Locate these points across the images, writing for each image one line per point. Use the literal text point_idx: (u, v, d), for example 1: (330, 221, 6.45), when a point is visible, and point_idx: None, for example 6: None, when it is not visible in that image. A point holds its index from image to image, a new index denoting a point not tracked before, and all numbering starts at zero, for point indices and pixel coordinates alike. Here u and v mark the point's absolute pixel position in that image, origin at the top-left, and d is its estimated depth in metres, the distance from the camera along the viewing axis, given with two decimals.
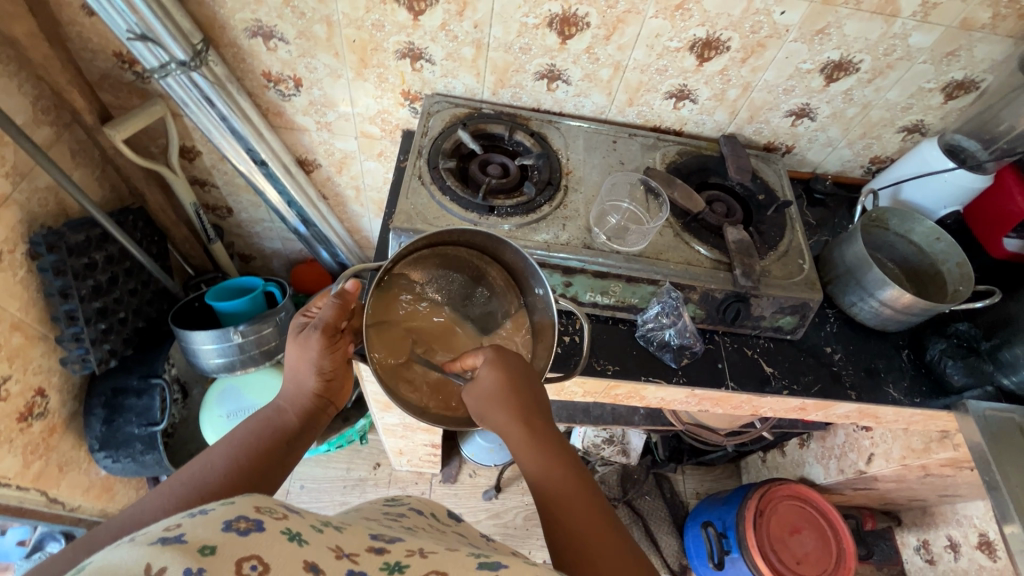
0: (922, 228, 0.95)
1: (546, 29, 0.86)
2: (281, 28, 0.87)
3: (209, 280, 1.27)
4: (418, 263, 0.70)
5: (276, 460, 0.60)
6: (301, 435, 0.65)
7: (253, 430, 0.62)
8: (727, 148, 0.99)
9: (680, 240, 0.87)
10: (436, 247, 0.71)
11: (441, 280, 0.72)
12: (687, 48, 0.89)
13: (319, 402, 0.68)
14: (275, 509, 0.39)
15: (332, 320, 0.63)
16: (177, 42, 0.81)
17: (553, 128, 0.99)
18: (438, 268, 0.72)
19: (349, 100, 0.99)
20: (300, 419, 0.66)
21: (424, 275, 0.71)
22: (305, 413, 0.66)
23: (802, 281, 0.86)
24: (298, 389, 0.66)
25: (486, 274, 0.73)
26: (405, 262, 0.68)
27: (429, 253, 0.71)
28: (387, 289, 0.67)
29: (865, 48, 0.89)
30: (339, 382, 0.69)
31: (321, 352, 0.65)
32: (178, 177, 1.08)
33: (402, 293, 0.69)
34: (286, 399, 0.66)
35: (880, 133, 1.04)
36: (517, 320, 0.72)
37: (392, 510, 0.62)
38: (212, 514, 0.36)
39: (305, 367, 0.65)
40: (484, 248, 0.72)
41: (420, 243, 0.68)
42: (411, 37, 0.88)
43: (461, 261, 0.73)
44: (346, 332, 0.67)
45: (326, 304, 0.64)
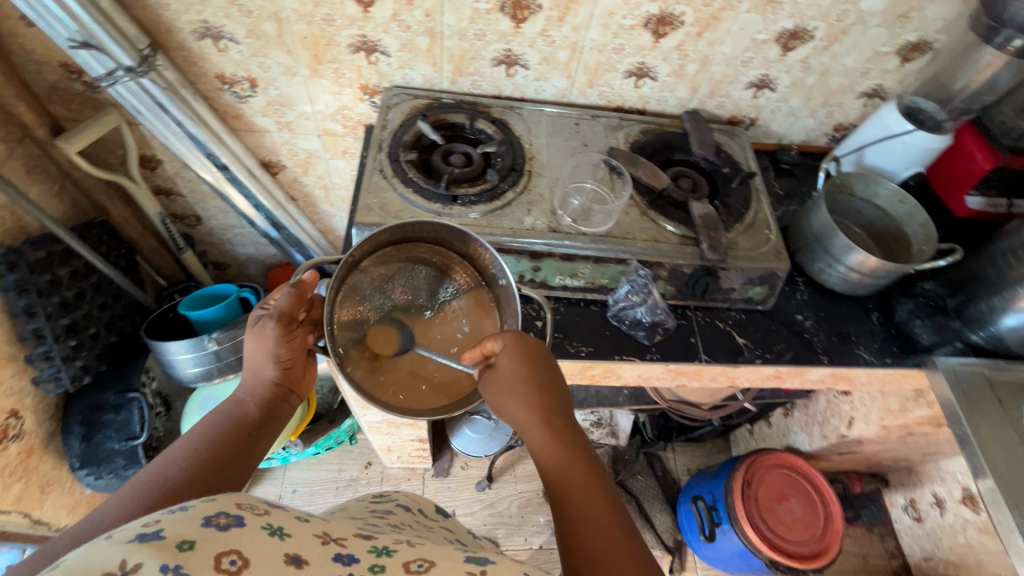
0: (886, 191, 0.97)
1: (499, 13, 0.86)
2: (229, 28, 0.85)
3: (183, 289, 1.26)
4: (380, 259, 0.70)
5: (239, 449, 0.61)
6: (264, 423, 0.65)
7: (213, 424, 0.62)
8: (691, 124, 1.00)
9: (646, 218, 0.88)
10: (399, 244, 0.71)
11: (404, 278, 0.72)
12: (642, 25, 0.89)
13: (278, 391, 0.68)
14: (257, 504, 0.39)
15: (288, 309, 0.64)
16: (123, 48, 0.80)
17: (515, 114, 0.98)
18: (402, 265, 0.72)
19: (307, 98, 0.98)
20: (259, 408, 0.66)
21: (389, 273, 0.71)
22: (265, 400, 0.66)
23: (770, 251, 0.87)
24: (257, 378, 0.66)
25: (451, 269, 0.75)
26: (369, 259, 0.69)
27: (394, 251, 0.71)
28: (352, 286, 0.67)
29: (819, 14, 0.89)
30: (299, 370, 0.69)
31: (276, 341, 0.64)
32: (141, 188, 1.07)
33: (364, 288, 0.68)
34: (244, 390, 0.66)
35: (841, 100, 1.05)
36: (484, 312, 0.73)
37: (378, 506, 0.64)
38: (192, 510, 0.36)
39: (263, 357, 0.65)
40: (447, 244, 0.74)
41: (383, 238, 0.68)
42: (363, 30, 0.87)
43: (424, 257, 0.74)
44: (305, 323, 0.68)
45: (282, 295, 0.65)
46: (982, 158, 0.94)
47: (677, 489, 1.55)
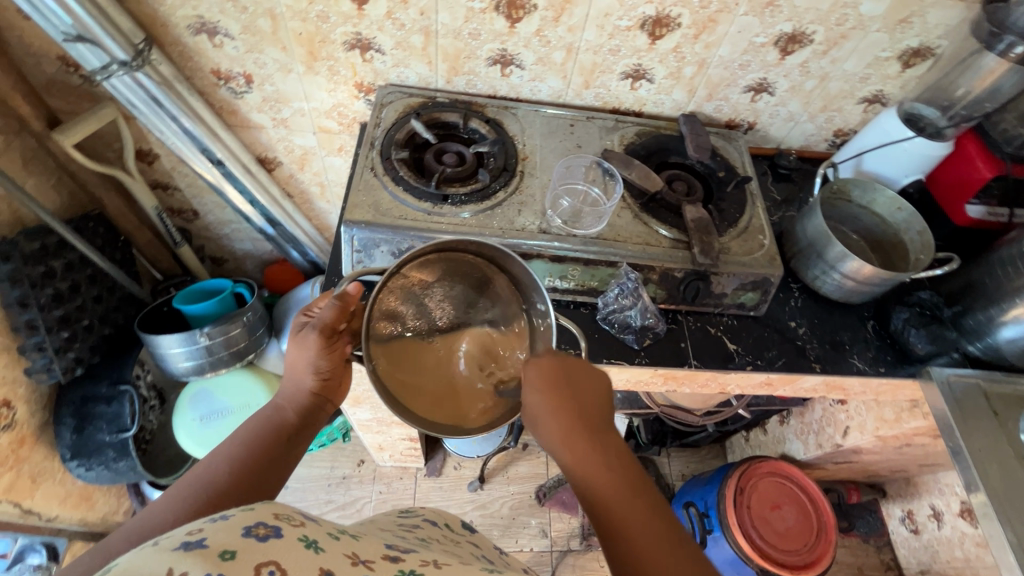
0: (883, 198, 0.95)
1: (493, 13, 0.85)
2: (224, 24, 0.85)
3: (178, 284, 1.26)
4: (423, 265, 0.65)
5: (278, 456, 0.62)
6: (302, 430, 0.66)
7: (255, 429, 0.63)
8: (687, 127, 0.99)
9: (638, 221, 0.87)
10: (444, 250, 0.66)
11: (445, 287, 0.67)
12: (638, 27, 0.88)
13: (316, 400, 0.67)
14: (292, 517, 0.40)
15: (331, 321, 0.62)
16: (118, 42, 0.80)
17: (511, 114, 0.98)
18: (445, 273, 0.67)
19: (303, 94, 0.98)
20: (298, 415, 0.66)
21: (430, 280, 0.66)
22: (302, 409, 0.66)
23: (762, 257, 0.86)
24: (296, 388, 0.66)
25: (493, 282, 0.69)
26: (412, 264, 0.64)
27: (438, 258, 0.67)
28: (391, 293, 0.63)
29: (817, 18, 0.88)
30: (337, 381, 0.68)
31: (319, 352, 0.64)
32: (138, 182, 1.07)
33: (403, 295, 0.64)
34: (284, 397, 0.66)
35: (841, 105, 1.04)
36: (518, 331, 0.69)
37: (406, 522, 0.62)
38: (231, 520, 0.36)
39: (303, 366, 0.65)
40: (492, 256, 0.68)
41: (429, 246, 0.64)
42: (357, 28, 0.87)
43: (467, 267, 0.69)
44: (345, 332, 0.66)
45: (325, 304, 0.62)
46: (983, 167, 0.92)
47: (671, 494, 1.54)
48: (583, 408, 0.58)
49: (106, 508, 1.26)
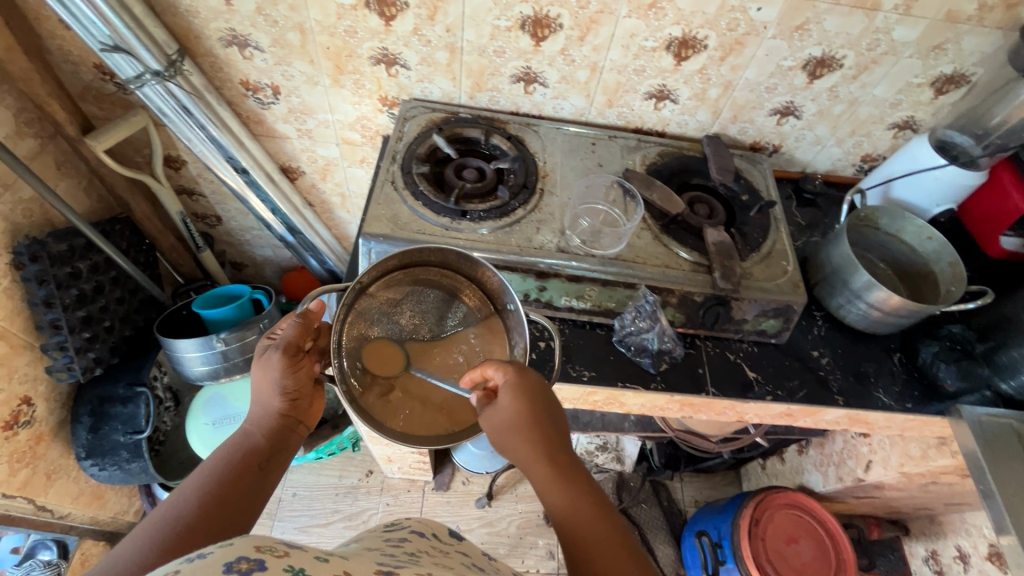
0: (912, 227, 0.93)
1: (519, 31, 0.86)
2: (255, 37, 0.87)
3: (199, 288, 1.28)
4: (388, 283, 0.71)
5: (251, 484, 0.60)
6: (274, 455, 0.65)
7: (221, 459, 0.62)
8: (710, 148, 0.97)
9: (659, 243, 0.86)
10: (408, 268, 0.72)
11: (414, 301, 0.72)
12: (664, 48, 0.88)
13: (285, 422, 0.67)
14: (275, 547, 0.38)
15: (294, 338, 0.65)
16: (152, 52, 0.82)
17: (532, 131, 0.98)
18: (411, 289, 0.72)
19: (328, 106, 0.99)
20: (267, 439, 0.65)
21: (397, 296, 0.71)
22: (272, 432, 0.65)
23: (785, 284, 0.84)
24: (264, 410, 0.66)
25: (461, 291, 0.74)
26: (376, 283, 0.69)
27: (403, 275, 0.72)
28: (358, 311, 0.67)
29: (848, 43, 0.86)
30: (306, 402, 0.68)
31: (283, 372, 0.64)
32: (163, 187, 1.09)
33: (371, 313, 0.69)
34: (251, 422, 0.65)
35: (870, 130, 1.02)
36: (490, 339, 0.73)
37: (392, 536, 0.57)
38: (210, 558, 0.35)
39: (269, 388, 0.65)
40: (455, 267, 0.74)
41: (392, 262, 0.69)
42: (384, 43, 0.88)
43: (433, 280, 0.74)
44: (312, 352, 0.68)
45: (289, 323, 0.66)
46: (1018, 197, 0.88)
47: (683, 521, 1.50)
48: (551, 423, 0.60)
49: (117, 507, 1.27)
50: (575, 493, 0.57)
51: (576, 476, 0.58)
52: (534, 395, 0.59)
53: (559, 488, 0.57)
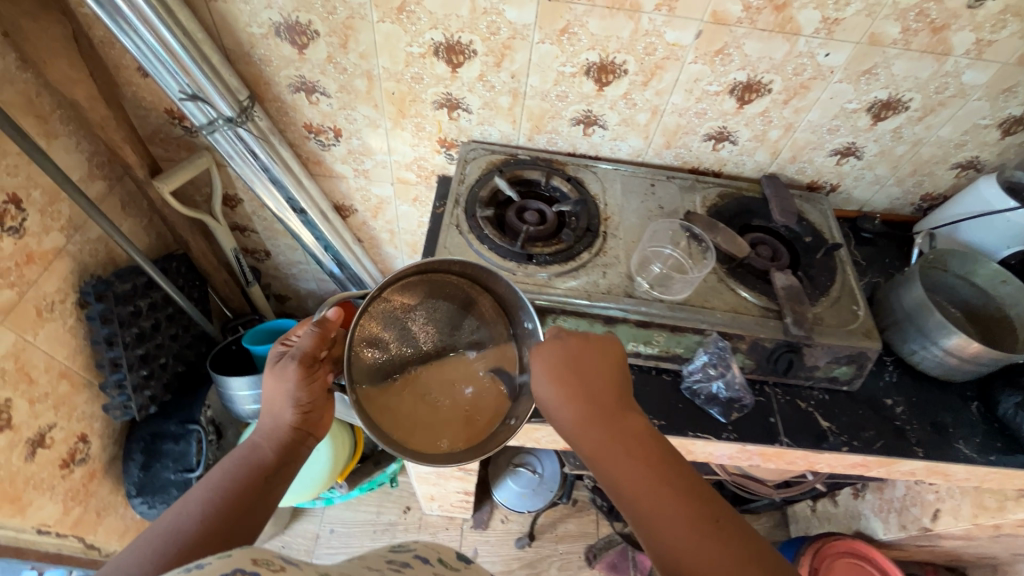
0: (986, 270, 0.90)
1: (583, 77, 0.86)
2: (323, 83, 0.89)
3: (247, 322, 1.28)
4: (405, 290, 0.65)
5: (256, 496, 0.59)
6: (282, 469, 0.63)
7: (229, 470, 0.61)
8: (771, 190, 0.96)
9: (725, 286, 0.84)
10: (426, 274, 0.66)
11: (429, 309, 0.67)
12: (727, 92, 0.88)
13: (296, 434, 0.65)
14: (272, 560, 0.37)
15: (310, 349, 0.63)
16: (225, 99, 0.84)
17: (590, 172, 0.97)
18: (428, 295, 0.67)
19: (387, 148, 1.01)
20: (276, 451, 0.64)
21: (412, 304, 0.66)
22: (281, 446, 0.64)
23: (858, 329, 0.82)
24: (275, 423, 0.64)
25: (479, 302, 0.69)
26: (394, 289, 0.64)
27: (420, 281, 0.66)
28: (371, 319, 0.63)
29: (915, 86, 0.85)
30: (319, 414, 0.67)
31: (300, 383, 0.63)
32: (220, 225, 1.11)
33: (382, 321, 0.64)
34: (262, 435, 0.64)
35: (932, 170, 1.00)
36: (505, 352, 0.69)
37: (398, 557, 0.53)
38: (206, 569, 0.33)
39: (282, 399, 0.64)
40: (475, 277, 0.68)
41: (410, 270, 0.63)
42: (448, 89, 0.89)
43: (452, 288, 0.68)
44: (325, 361, 0.66)
45: (306, 333, 0.64)
46: None
47: None
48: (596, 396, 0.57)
49: None
50: (631, 457, 0.54)
51: (636, 446, 0.54)
52: (573, 363, 0.58)
53: (618, 455, 0.54)
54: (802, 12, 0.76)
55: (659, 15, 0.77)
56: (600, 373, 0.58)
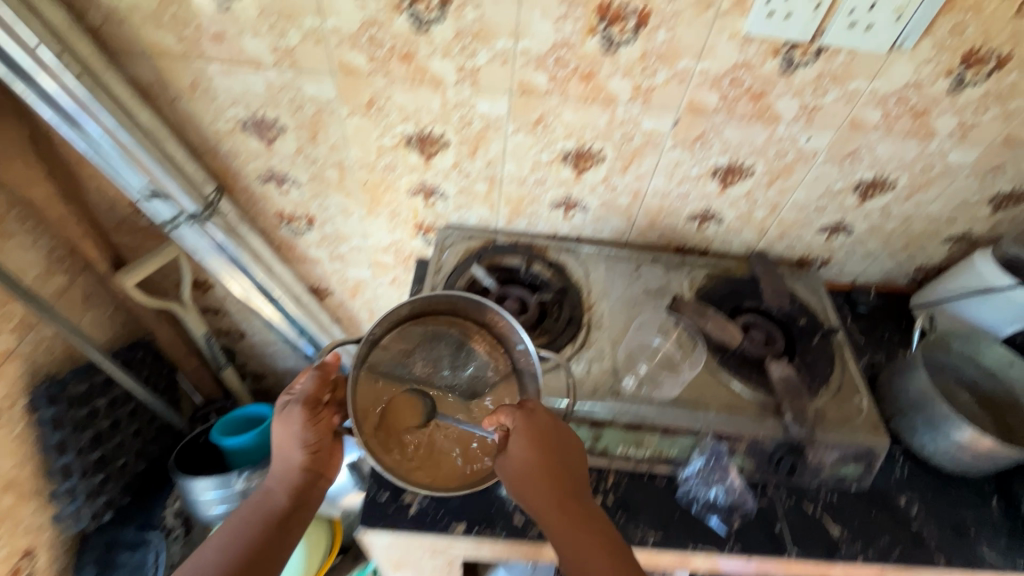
0: (993, 351, 0.87)
1: (560, 163, 0.84)
2: (293, 173, 0.86)
3: (219, 408, 1.23)
4: (402, 334, 0.73)
5: (269, 543, 0.62)
6: (295, 511, 0.65)
7: (247, 514, 0.64)
8: (761, 268, 0.93)
9: (718, 379, 0.79)
10: (419, 317, 0.75)
11: (426, 350, 0.74)
12: (709, 175, 0.85)
13: (308, 477, 0.66)
14: None
15: (313, 392, 0.66)
16: (189, 197, 0.81)
17: (572, 255, 0.94)
18: (423, 340, 0.74)
19: (362, 233, 0.97)
20: (287, 498, 0.65)
21: (409, 347, 0.73)
22: (293, 490, 0.65)
23: (864, 425, 0.76)
24: (286, 467, 0.66)
25: (471, 340, 0.76)
26: (389, 335, 0.72)
27: (414, 326, 0.74)
28: (373, 361, 0.70)
29: (901, 167, 0.83)
30: (327, 454, 0.68)
31: (303, 425, 0.65)
32: (189, 312, 1.06)
33: (383, 362, 0.71)
34: (274, 479, 0.66)
35: (924, 244, 0.97)
36: (503, 384, 0.75)
37: None
38: None
39: (290, 444, 0.65)
40: (465, 315, 0.76)
41: (403, 311, 0.72)
42: (423, 177, 0.86)
43: (443, 331, 0.76)
44: (330, 404, 0.68)
45: (306, 377, 0.67)
46: None
47: None
48: (563, 463, 0.62)
49: None
50: (580, 521, 0.60)
51: (585, 512, 0.61)
52: (544, 440, 0.62)
53: (567, 527, 0.59)
54: (780, 100, 0.74)
55: (635, 105, 0.76)
56: (571, 446, 0.64)
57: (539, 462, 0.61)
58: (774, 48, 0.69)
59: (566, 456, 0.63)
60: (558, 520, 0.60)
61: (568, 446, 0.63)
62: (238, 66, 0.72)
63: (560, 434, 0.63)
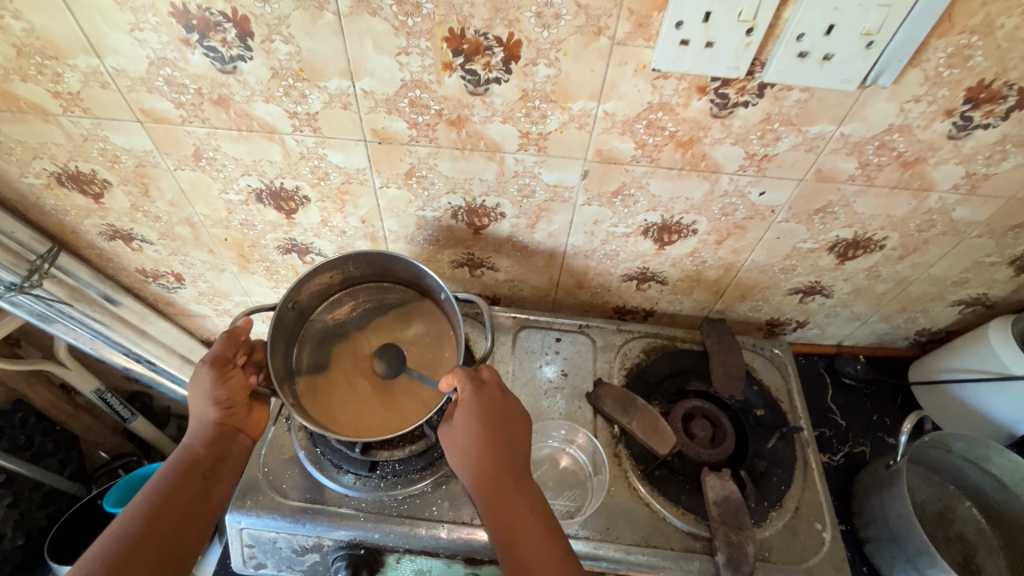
0: (1003, 460, 0.67)
1: (451, 220, 0.67)
2: (139, 231, 0.72)
3: (126, 463, 1.11)
4: (335, 307, 0.70)
5: (195, 496, 0.54)
6: (220, 464, 0.58)
7: (165, 473, 0.54)
8: (713, 340, 0.75)
9: (637, 499, 0.63)
10: (350, 289, 0.70)
11: (366, 317, 0.69)
12: (640, 233, 0.68)
13: (230, 430, 0.59)
14: None
15: (225, 354, 0.58)
16: (4, 264, 0.68)
17: (479, 323, 0.76)
18: (361, 308, 0.70)
19: (242, 290, 0.83)
20: (209, 448, 0.57)
21: (347, 317, 0.69)
22: (216, 443, 0.58)
23: (819, 566, 0.60)
24: (203, 422, 0.58)
25: (412, 301, 0.70)
26: (321, 309, 0.69)
27: (348, 298, 0.70)
28: (307, 340, 0.67)
29: (889, 225, 0.64)
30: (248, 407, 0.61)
31: (213, 384, 0.57)
32: (74, 371, 0.96)
33: (320, 334, 0.68)
34: (192, 434, 0.57)
35: (926, 307, 0.78)
36: (448, 341, 0.67)
37: None
38: None
39: (207, 402, 0.57)
40: (390, 277, 0.70)
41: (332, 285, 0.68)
42: (290, 235, 0.71)
43: (381, 298, 0.70)
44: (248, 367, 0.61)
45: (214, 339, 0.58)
46: None
47: None
48: (510, 438, 0.55)
49: None
50: (519, 503, 0.52)
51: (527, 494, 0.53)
52: (493, 413, 0.56)
53: (506, 503, 0.52)
54: (718, 147, 0.56)
55: (528, 155, 0.58)
56: (520, 425, 0.57)
57: (479, 434, 0.55)
58: (700, 84, 0.50)
59: (514, 428, 0.56)
60: (499, 496, 0.52)
61: (517, 425, 0.57)
62: (20, 114, 0.57)
63: (510, 412, 0.57)
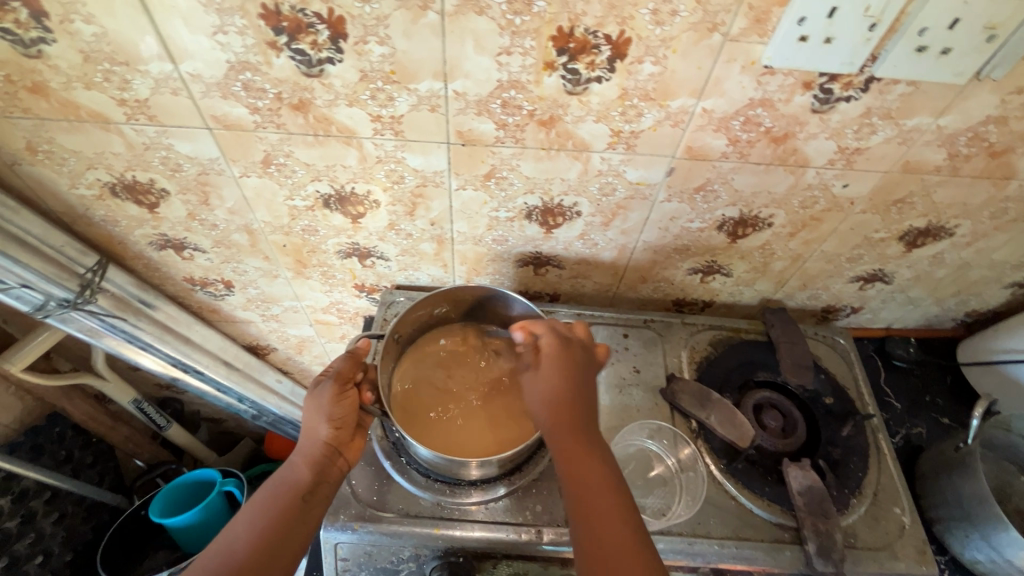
0: None
1: (524, 220, 0.66)
2: (192, 239, 0.69)
3: (166, 472, 1.10)
4: (418, 348, 0.71)
5: (295, 520, 0.52)
6: (319, 489, 0.55)
7: (270, 492, 0.54)
8: (778, 331, 0.76)
9: (722, 493, 0.64)
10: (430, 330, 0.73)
11: (448, 353, 0.71)
12: (714, 228, 0.67)
13: (333, 451, 0.57)
14: None
15: (346, 371, 0.58)
16: (54, 279, 0.65)
17: None
18: (441, 345, 0.71)
19: (293, 295, 0.81)
20: (312, 470, 0.55)
21: (430, 353, 0.70)
22: (318, 464, 0.56)
23: (905, 550, 0.61)
24: (311, 438, 0.57)
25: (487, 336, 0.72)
26: (405, 349, 0.70)
27: (428, 339, 0.72)
28: (397, 373, 0.67)
29: (963, 213, 0.65)
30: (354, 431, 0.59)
31: (332, 402, 0.56)
32: (110, 382, 0.93)
33: (408, 370, 0.68)
34: (298, 453, 0.56)
35: (980, 290, 0.79)
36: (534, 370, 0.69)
37: None
38: None
39: (319, 416, 0.56)
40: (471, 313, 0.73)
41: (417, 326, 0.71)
42: (353, 239, 0.69)
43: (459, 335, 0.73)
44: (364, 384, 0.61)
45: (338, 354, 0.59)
46: None
47: None
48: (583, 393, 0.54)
49: None
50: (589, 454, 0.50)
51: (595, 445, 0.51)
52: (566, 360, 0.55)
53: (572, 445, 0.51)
54: (811, 142, 0.55)
55: (615, 153, 0.57)
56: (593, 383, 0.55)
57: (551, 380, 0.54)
58: (806, 80, 0.49)
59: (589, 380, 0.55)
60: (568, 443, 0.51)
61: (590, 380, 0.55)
62: (79, 123, 0.53)
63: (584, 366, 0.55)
